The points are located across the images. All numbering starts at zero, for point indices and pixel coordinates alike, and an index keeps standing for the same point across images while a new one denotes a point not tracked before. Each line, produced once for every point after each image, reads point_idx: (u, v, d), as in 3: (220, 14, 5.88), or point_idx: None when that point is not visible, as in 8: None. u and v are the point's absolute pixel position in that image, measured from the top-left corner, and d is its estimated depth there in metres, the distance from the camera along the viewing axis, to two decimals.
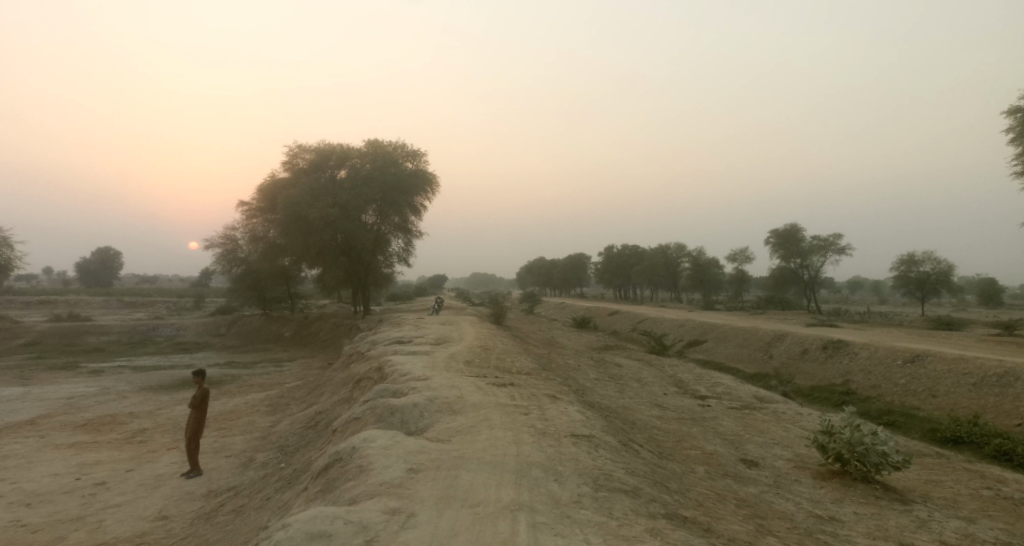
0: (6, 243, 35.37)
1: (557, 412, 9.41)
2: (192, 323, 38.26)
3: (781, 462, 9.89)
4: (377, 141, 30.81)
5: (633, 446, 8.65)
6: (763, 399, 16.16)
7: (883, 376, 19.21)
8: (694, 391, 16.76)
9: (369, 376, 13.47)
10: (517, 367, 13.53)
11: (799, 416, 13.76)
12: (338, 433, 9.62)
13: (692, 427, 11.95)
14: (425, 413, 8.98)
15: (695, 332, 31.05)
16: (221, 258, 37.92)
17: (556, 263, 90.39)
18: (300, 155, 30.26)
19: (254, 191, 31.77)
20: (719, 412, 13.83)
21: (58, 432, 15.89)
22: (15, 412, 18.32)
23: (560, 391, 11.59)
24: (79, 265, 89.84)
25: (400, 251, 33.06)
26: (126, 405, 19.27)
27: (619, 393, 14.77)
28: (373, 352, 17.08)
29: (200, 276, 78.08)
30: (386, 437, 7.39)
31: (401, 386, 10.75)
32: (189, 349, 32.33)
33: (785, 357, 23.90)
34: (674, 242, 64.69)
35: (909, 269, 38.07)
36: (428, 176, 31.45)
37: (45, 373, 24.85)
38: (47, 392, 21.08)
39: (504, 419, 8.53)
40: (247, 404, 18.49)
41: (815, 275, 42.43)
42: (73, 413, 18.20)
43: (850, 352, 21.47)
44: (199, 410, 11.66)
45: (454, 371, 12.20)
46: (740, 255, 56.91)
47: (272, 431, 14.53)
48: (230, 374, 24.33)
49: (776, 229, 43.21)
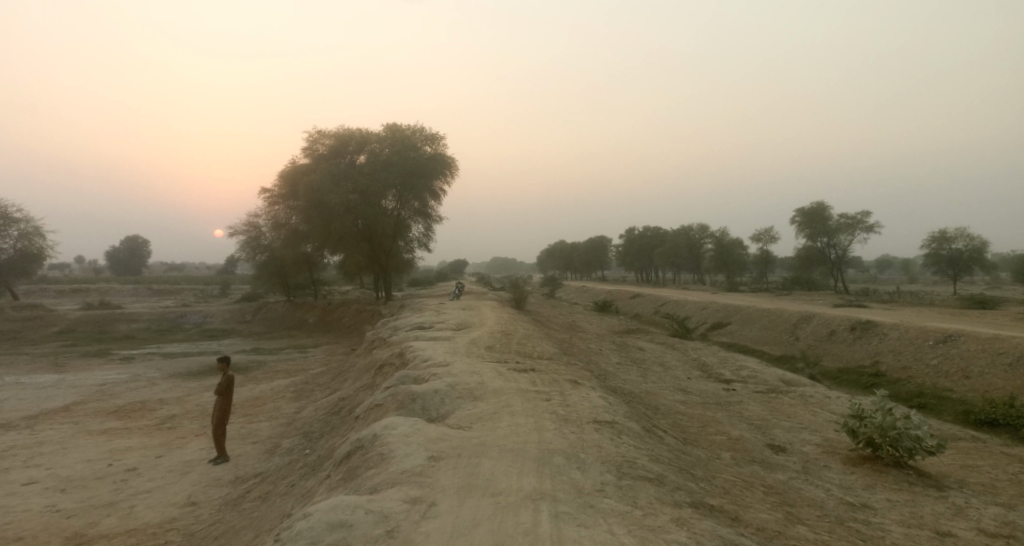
0: (37, 235, 36.10)
1: (579, 398, 9.30)
2: (219, 310, 38.83)
3: (810, 447, 9.68)
4: (396, 126, 30.70)
5: (657, 432, 8.52)
6: (790, 382, 15.88)
7: (913, 357, 18.75)
8: (718, 375, 16.52)
9: (391, 362, 13.48)
10: (538, 352, 13.43)
11: (828, 400, 13.49)
12: (360, 419, 9.62)
13: (717, 412, 11.77)
14: (446, 400, 8.94)
15: (718, 314, 30.66)
16: (245, 246, 38.32)
17: (577, 246, 89.97)
18: (320, 142, 30.30)
19: (276, 179, 31.95)
20: (744, 396, 13.61)
21: (91, 419, 16.23)
22: (49, 399, 18.77)
23: (582, 377, 11.47)
24: (110, 254, 91.83)
25: (420, 236, 33.09)
26: (156, 391, 19.62)
27: (642, 377, 14.60)
28: (395, 338, 17.10)
29: (226, 263, 79.27)
30: (407, 425, 7.35)
31: (421, 373, 10.72)
32: (216, 336, 32.84)
33: (812, 338, 23.47)
34: (697, 223, 63.86)
35: (941, 246, 37.09)
36: (448, 161, 31.30)
37: (78, 360, 25.43)
38: (80, 380, 21.56)
39: (525, 405, 8.44)
40: (272, 390, 18.70)
41: (842, 254, 41.58)
42: (105, 400, 18.59)
43: (879, 333, 20.99)
44: (224, 397, 11.77)
45: (475, 357, 12.13)
46: (764, 235, 55.99)
47: (297, 416, 14.67)
48: (256, 360, 24.68)
49: (802, 208, 42.36)
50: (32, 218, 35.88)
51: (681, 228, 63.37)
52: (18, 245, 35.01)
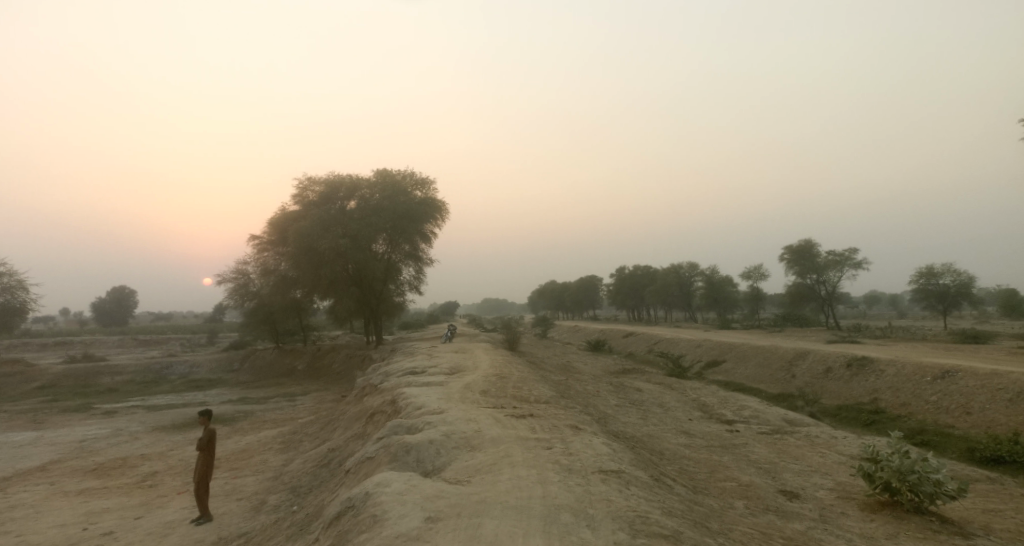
0: (21, 288, 35.42)
1: (581, 445, 8.86)
2: (206, 360, 38.01)
3: (823, 492, 9.26)
4: (386, 171, 30.68)
5: (665, 481, 8.10)
6: (793, 422, 15.46)
7: (913, 394, 18.40)
8: (720, 416, 16.06)
9: (382, 410, 12.98)
10: (535, 396, 12.96)
11: (834, 440, 13.10)
12: (350, 473, 9.11)
13: (724, 456, 11.32)
14: (442, 450, 8.49)
15: (713, 352, 30.27)
16: (233, 293, 37.74)
17: (567, 286, 89.86)
18: (310, 188, 30.23)
19: (265, 225, 31.70)
20: (749, 438, 13.17)
21: (68, 479, 15.48)
22: (26, 458, 17.97)
23: (583, 422, 11.02)
24: (95, 305, 90.83)
25: (411, 279, 32.75)
26: (138, 447, 18.87)
27: (643, 420, 14.16)
28: (386, 384, 16.56)
29: (214, 313, 78.37)
30: (401, 480, 6.88)
31: (415, 421, 10.25)
32: (202, 386, 32.04)
33: (809, 376, 23.07)
34: (685, 261, 64.07)
35: (929, 281, 37.21)
36: (438, 205, 31.21)
37: (60, 416, 24.58)
38: (60, 436, 20.75)
39: (526, 455, 7.99)
40: (259, 442, 18.02)
41: (832, 290, 41.57)
42: (85, 457, 17.82)
43: (876, 370, 20.67)
44: (206, 452, 11.21)
45: (470, 403, 11.66)
46: (754, 272, 56.10)
47: (285, 470, 14.03)
48: (243, 410, 23.96)
49: (790, 245, 42.56)
50: (16, 271, 35.29)
51: (670, 266, 63.52)
52: (1, 299, 34.31)
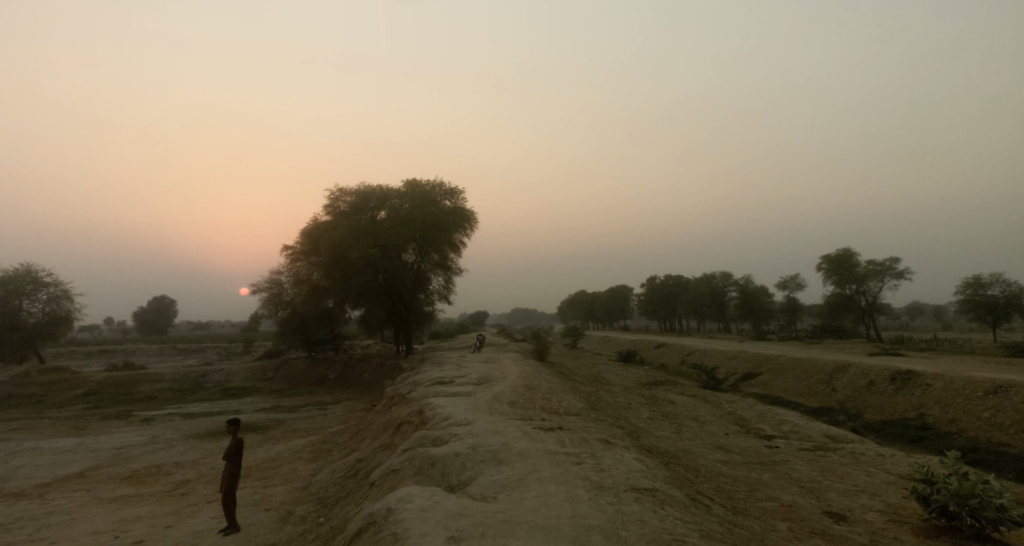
0: (65, 297, 36.41)
1: (612, 460, 8.46)
2: (241, 368, 38.46)
3: (873, 514, 8.70)
4: (416, 181, 30.71)
5: (702, 500, 7.65)
6: (836, 438, 14.75)
7: (963, 409, 17.46)
8: (757, 431, 15.45)
9: (409, 421, 12.78)
10: (564, 408, 12.59)
11: (881, 458, 12.41)
12: (376, 486, 8.87)
13: (763, 473, 10.79)
14: (467, 464, 8.21)
15: (749, 364, 29.38)
16: (267, 302, 38.19)
17: (598, 297, 89.13)
18: (341, 199, 30.39)
19: (298, 235, 32.01)
20: (790, 454, 12.57)
21: (104, 485, 15.62)
22: (66, 464, 18.25)
23: (614, 435, 10.61)
24: (136, 313, 93.56)
25: (440, 289, 32.63)
26: (173, 454, 19.03)
27: (676, 434, 13.66)
28: (413, 394, 16.37)
29: (250, 322, 79.77)
30: (424, 496, 6.61)
31: (441, 433, 9.98)
32: (236, 394, 32.40)
33: (850, 389, 22.15)
34: (719, 271, 62.90)
35: (976, 292, 35.72)
36: (468, 215, 31.09)
37: (100, 422, 25.04)
38: (99, 443, 21.08)
39: (555, 470, 7.65)
40: (289, 451, 17.98)
41: (872, 301, 40.13)
42: (121, 464, 18.01)
43: (922, 384, 19.72)
44: (233, 462, 11.14)
45: (498, 415, 11.34)
46: (790, 282, 54.70)
47: (313, 480, 13.91)
48: (275, 418, 24.07)
49: (827, 254, 41.39)
50: (61, 281, 36.34)
51: (703, 276, 62.46)
52: (47, 308, 35.29)
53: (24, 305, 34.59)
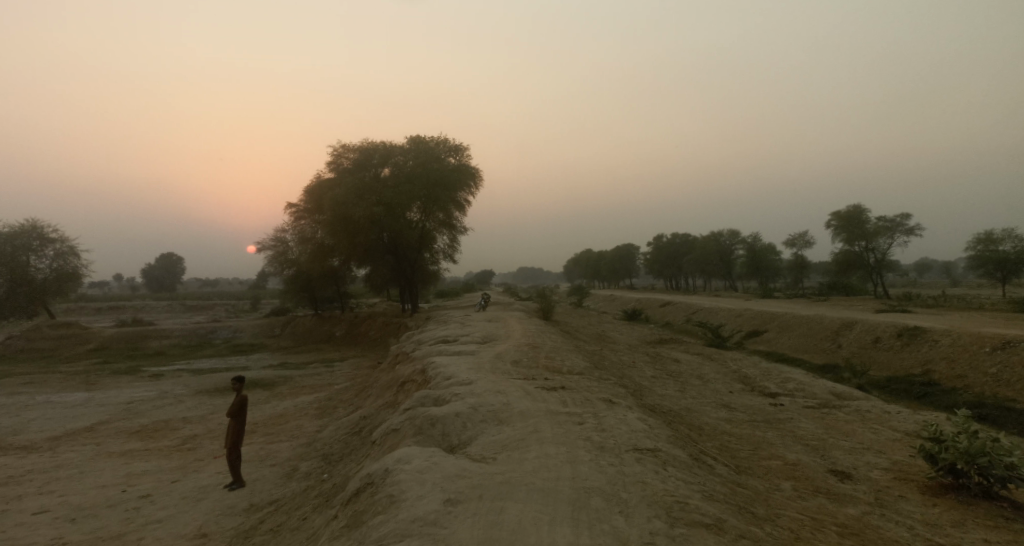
0: (72, 254, 36.44)
1: (615, 420, 8.33)
2: (249, 326, 38.67)
3: (879, 472, 8.60)
4: (420, 138, 30.19)
5: (706, 460, 7.55)
6: (841, 395, 14.66)
7: (970, 366, 17.31)
8: (762, 388, 15.37)
9: (413, 379, 12.72)
10: (568, 367, 12.49)
11: (887, 415, 12.33)
12: (376, 446, 8.82)
13: (767, 431, 10.70)
14: (468, 424, 8.12)
15: (754, 322, 29.25)
16: (273, 260, 38.15)
17: (603, 255, 88.86)
18: (345, 156, 29.90)
19: (302, 193, 31.69)
20: (795, 412, 12.48)
21: (113, 440, 15.78)
22: (76, 418, 18.46)
23: (617, 394, 10.51)
24: (146, 271, 94.11)
25: (445, 247, 32.37)
26: (181, 409, 19.19)
27: (680, 392, 13.57)
28: (418, 352, 16.31)
29: (258, 280, 80.13)
30: (422, 457, 6.51)
31: (442, 392, 9.88)
32: (245, 350, 32.62)
33: (856, 345, 22.04)
34: (726, 228, 62.32)
35: (987, 248, 35.22)
36: (472, 172, 30.63)
37: (110, 377, 25.28)
38: (109, 398, 21.30)
39: (556, 431, 7.54)
40: (296, 407, 18.08)
41: (881, 258, 39.68)
42: (130, 419, 18.18)
43: (929, 340, 19.55)
44: (237, 418, 11.13)
45: (500, 374, 11.24)
46: (799, 239, 54.19)
47: (317, 436, 13.96)
48: (283, 375, 24.25)
49: (837, 211, 40.76)
50: (67, 237, 36.28)
51: (710, 234, 61.95)
52: (55, 264, 35.33)
53: (31, 262, 34.62)
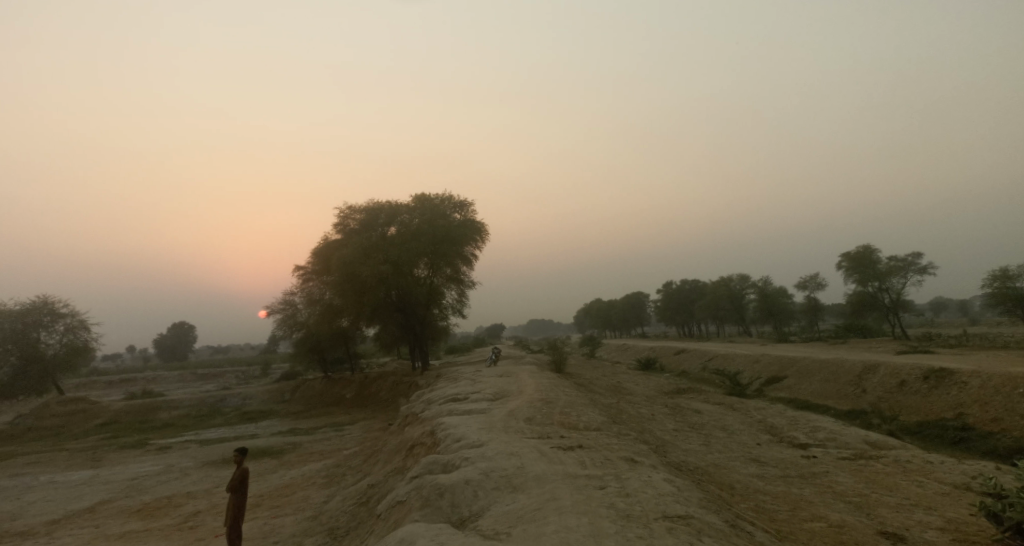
0: (82, 328, 36.24)
1: (640, 483, 7.62)
2: (258, 392, 37.93)
3: (933, 533, 7.82)
4: (425, 195, 30.18)
5: (743, 526, 6.80)
6: (877, 444, 13.77)
7: (1004, 408, 16.38)
8: (791, 439, 14.50)
9: (422, 442, 12.02)
10: (584, 423, 11.80)
11: (930, 465, 11.47)
12: (382, 520, 8.14)
13: (804, 488, 9.88)
14: (480, 493, 7.46)
15: (773, 368, 28.27)
16: (282, 323, 37.79)
17: (613, 304, 88.07)
18: (351, 216, 29.86)
19: (310, 255, 31.53)
20: (830, 465, 11.62)
21: (112, 521, 15.02)
22: (78, 498, 17.72)
23: (640, 452, 9.78)
24: (157, 341, 94.24)
25: (454, 302, 31.90)
26: (186, 484, 18.43)
27: (705, 446, 12.79)
28: (427, 414, 15.60)
29: (268, 344, 79.54)
30: (428, 536, 5.90)
31: (452, 457, 9.23)
32: (253, 417, 31.86)
33: (881, 390, 21.05)
34: (736, 273, 61.62)
35: (1005, 284, 34.30)
36: (478, 227, 30.46)
37: (116, 453, 24.53)
38: (113, 474, 20.56)
39: (576, 497, 6.88)
40: (303, 477, 17.25)
41: (897, 298, 38.75)
42: (133, 497, 17.42)
43: (958, 381, 18.63)
44: (238, 493, 10.45)
45: (513, 434, 10.57)
46: (811, 282, 53.39)
47: (323, 509, 13.19)
48: (292, 442, 23.46)
49: (848, 252, 40.18)
50: (77, 311, 36.14)
51: (720, 279, 61.28)
52: (64, 339, 35.01)
53: (41, 338, 34.36)
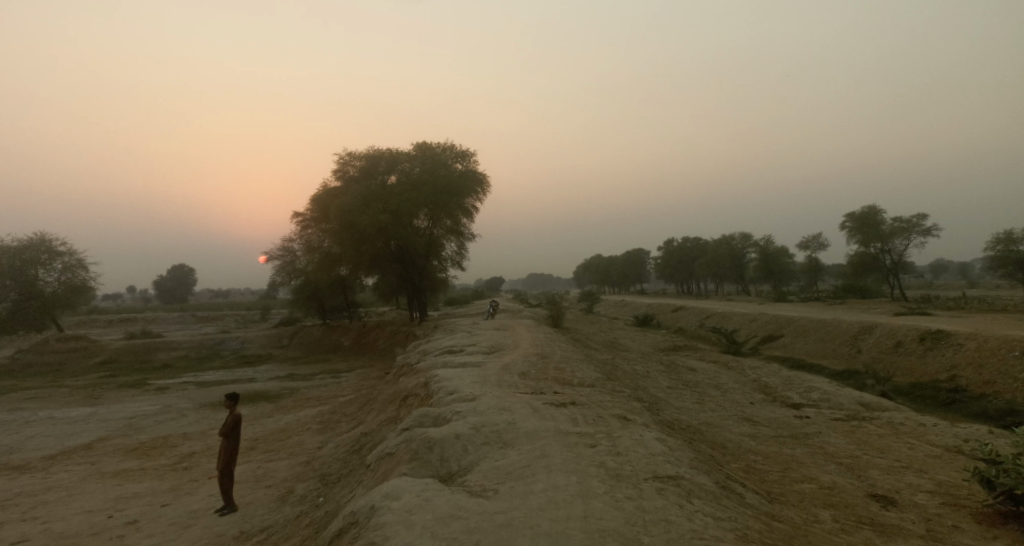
0: (80, 267, 36.05)
1: (631, 442, 7.52)
2: (257, 336, 38.10)
3: (924, 496, 7.78)
4: (427, 144, 29.60)
5: (734, 488, 6.71)
6: (870, 406, 13.75)
7: (998, 370, 16.35)
8: (784, 399, 14.48)
9: (416, 393, 11.96)
10: (578, 379, 11.70)
11: (924, 428, 11.41)
12: (371, 471, 8.08)
13: (796, 449, 9.83)
14: (469, 447, 7.38)
15: (770, 327, 28.29)
16: (280, 269, 37.65)
17: (613, 260, 87.89)
18: (351, 163, 29.32)
19: (309, 202, 31.14)
20: (823, 426, 11.59)
21: (108, 459, 15.14)
22: (76, 435, 17.85)
23: (633, 410, 9.69)
24: (157, 283, 94.32)
25: (453, 254, 31.75)
26: (183, 424, 18.55)
27: (699, 404, 12.74)
28: (422, 364, 15.55)
29: (267, 290, 79.57)
30: (414, 492, 5.79)
31: (444, 410, 9.13)
32: (252, 361, 32.07)
33: (877, 350, 21.07)
34: (737, 232, 61.24)
35: (1007, 248, 33.80)
36: (480, 178, 30.00)
37: (114, 392, 24.68)
38: (111, 412, 20.71)
39: (566, 455, 6.79)
40: (298, 422, 17.34)
41: (898, 260, 38.52)
42: (130, 435, 17.52)
43: (954, 343, 18.55)
44: (230, 439, 10.38)
45: (506, 388, 10.47)
46: (812, 242, 53.11)
47: (316, 454, 13.23)
48: (289, 386, 23.59)
49: (851, 213, 39.76)
50: (75, 250, 35.89)
51: (722, 238, 60.93)
52: (62, 277, 34.89)
53: (40, 275, 34.20)
